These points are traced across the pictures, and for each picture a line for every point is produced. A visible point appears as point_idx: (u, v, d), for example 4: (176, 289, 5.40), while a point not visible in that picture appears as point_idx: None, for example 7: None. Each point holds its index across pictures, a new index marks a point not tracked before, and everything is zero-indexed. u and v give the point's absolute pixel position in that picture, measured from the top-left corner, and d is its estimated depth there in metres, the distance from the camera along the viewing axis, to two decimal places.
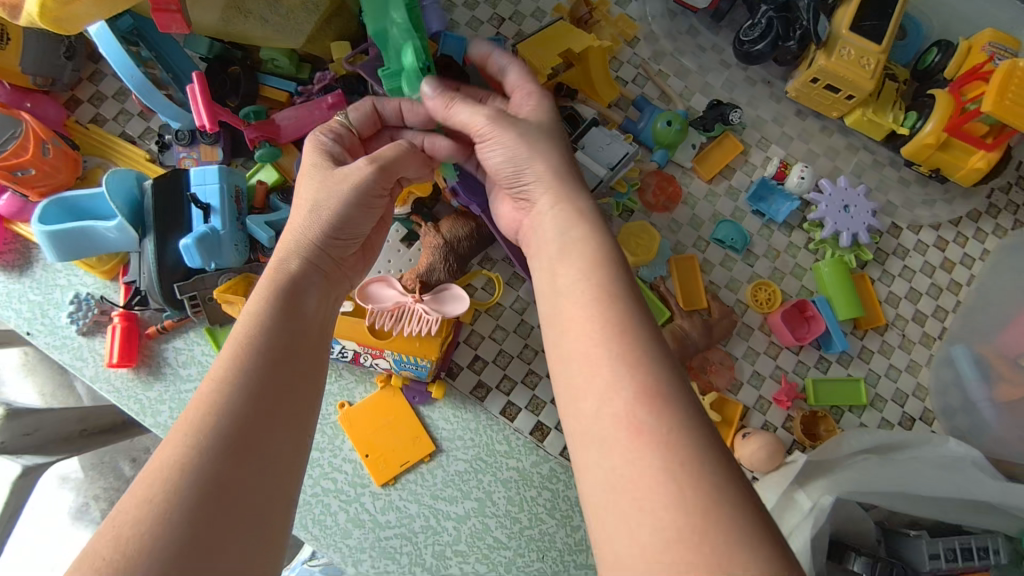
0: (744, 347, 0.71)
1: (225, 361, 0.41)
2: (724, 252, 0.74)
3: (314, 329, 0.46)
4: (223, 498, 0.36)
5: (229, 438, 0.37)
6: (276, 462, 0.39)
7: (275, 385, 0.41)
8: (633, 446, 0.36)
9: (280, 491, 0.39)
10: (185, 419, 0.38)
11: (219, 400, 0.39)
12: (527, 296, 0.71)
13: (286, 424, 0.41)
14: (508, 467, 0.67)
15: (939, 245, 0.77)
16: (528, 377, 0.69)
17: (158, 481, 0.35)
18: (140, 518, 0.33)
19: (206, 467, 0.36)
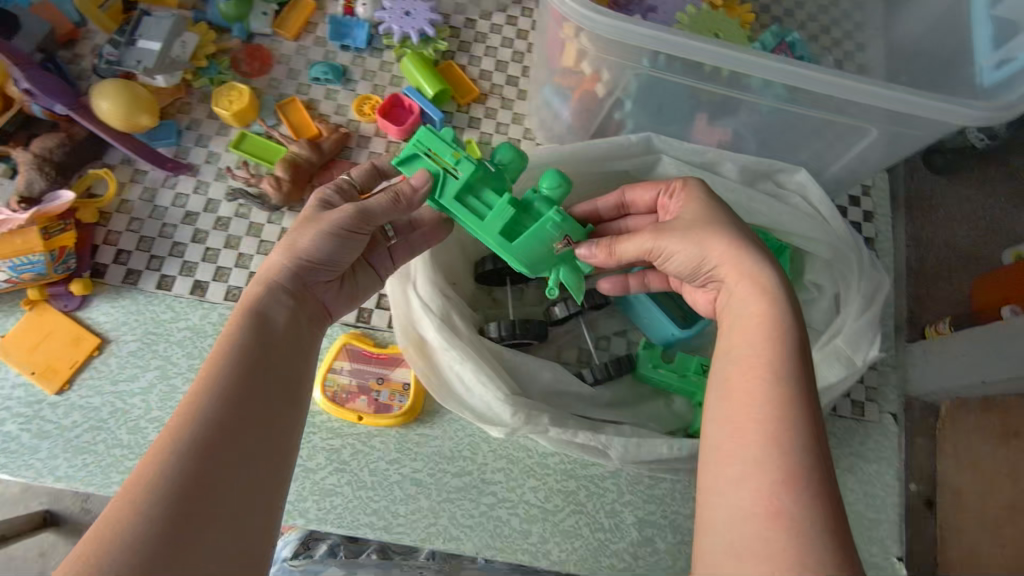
0: (366, 154, 0.79)
1: (209, 374, 0.46)
2: (325, 88, 0.81)
3: (280, 351, 0.51)
4: (198, 497, 0.40)
5: (200, 445, 0.42)
6: (240, 460, 0.43)
7: (250, 390, 0.47)
8: (766, 524, 0.39)
9: (251, 484, 0.43)
10: (178, 415, 0.43)
11: (196, 412, 0.43)
12: (153, 184, 0.75)
13: (259, 429, 0.46)
14: (179, 328, 0.71)
15: (510, 22, 0.87)
16: (175, 249, 0.73)
17: (155, 483, 0.39)
18: (122, 514, 0.38)
19: (190, 466, 0.41)
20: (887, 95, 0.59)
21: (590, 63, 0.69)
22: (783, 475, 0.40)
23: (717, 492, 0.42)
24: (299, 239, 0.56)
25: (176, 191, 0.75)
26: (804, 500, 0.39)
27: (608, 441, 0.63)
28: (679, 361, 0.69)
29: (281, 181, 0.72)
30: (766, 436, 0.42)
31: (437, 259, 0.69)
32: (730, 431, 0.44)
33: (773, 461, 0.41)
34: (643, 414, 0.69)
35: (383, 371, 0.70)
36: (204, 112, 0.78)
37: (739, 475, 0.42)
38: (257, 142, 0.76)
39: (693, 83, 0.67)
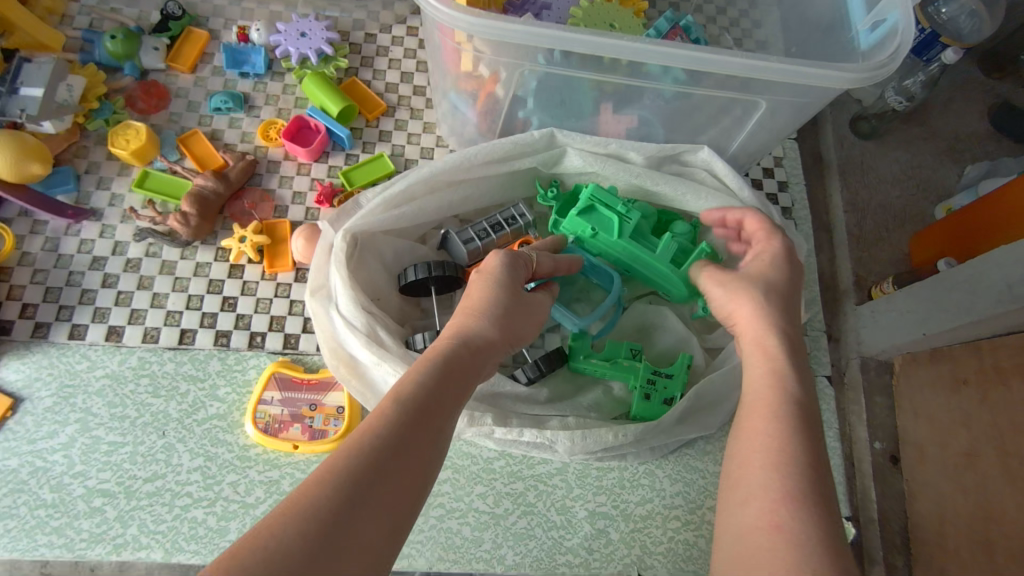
0: (277, 179, 0.78)
1: (404, 386, 0.46)
2: (227, 116, 0.81)
3: (456, 395, 0.48)
4: (340, 536, 0.36)
5: (359, 485, 0.38)
6: (381, 515, 0.38)
7: (422, 434, 0.43)
8: (766, 535, 0.40)
9: (376, 550, 0.37)
10: (388, 416, 0.43)
11: (377, 437, 0.41)
12: (55, 232, 0.73)
13: (418, 472, 0.42)
14: (97, 377, 0.68)
15: (410, 33, 0.87)
16: (85, 296, 0.71)
17: (296, 506, 0.36)
18: (278, 524, 0.35)
19: (332, 501, 0.37)
20: (769, 67, 0.59)
21: (487, 67, 0.67)
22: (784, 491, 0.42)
23: (729, 512, 0.43)
24: (474, 324, 0.54)
25: (81, 237, 0.73)
26: (802, 516, 0.40)
27: (554, 435, 0.63)
28: (609, 349, 0.71)
29: (189, 217, 0.71)
30: (769, 451, 0.45)
31: (358, 278, 0.69)
32: (740, 465, 0.46)
33: (773, 468, 0.44)
34: (583, 405, 0.69)
35: (314, 397, 0.68)
36: (103, 154, 0.77)
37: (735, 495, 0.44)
38: (161, 179, 0.75)
39: (591, 75, 0.67)
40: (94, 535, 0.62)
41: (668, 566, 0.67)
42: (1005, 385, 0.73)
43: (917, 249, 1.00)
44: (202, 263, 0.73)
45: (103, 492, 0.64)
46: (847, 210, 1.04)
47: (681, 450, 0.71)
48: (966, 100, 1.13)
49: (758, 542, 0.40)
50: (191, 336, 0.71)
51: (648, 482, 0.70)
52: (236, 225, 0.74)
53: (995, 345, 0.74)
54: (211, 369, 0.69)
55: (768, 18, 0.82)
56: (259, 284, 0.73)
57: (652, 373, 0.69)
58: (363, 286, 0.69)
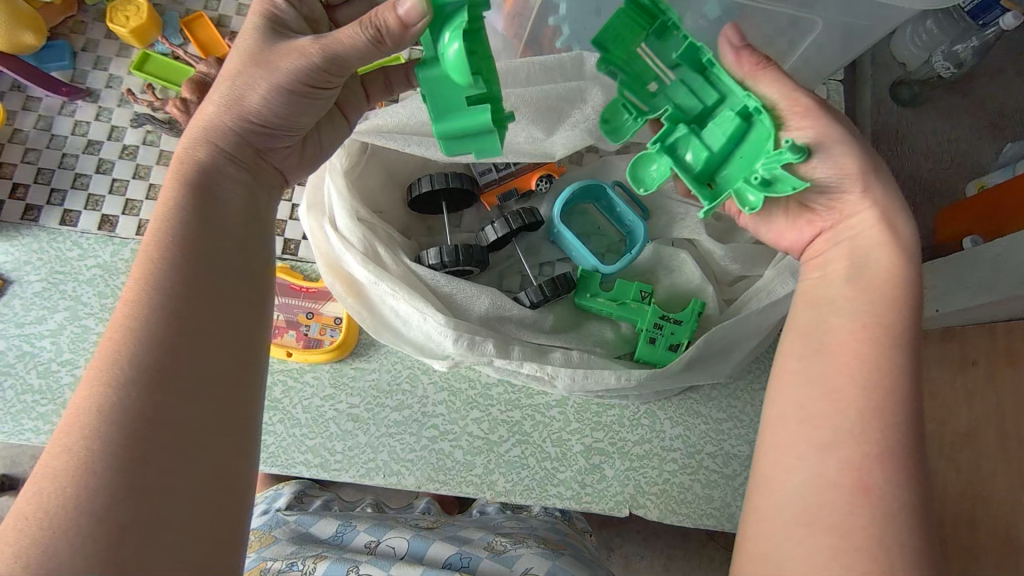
0: None
1: (164, 227, 0.39)
2: (236, 2, 0.75)
3: (229, 248, 0.41)
4: (154, 434, 0.33)
5: (147, 372, 0.34)
6: (191, 383, 0.35)
7: (207, 272, 0.39)
8: (847, 496, 0.36)
9: (213, 419, 0.36)
10: (120, 324, 0.35)
11: (145, 305, 0.36)
12: (49, 111, 0.69)
13: (200, 357, 0.36)
14: (88, 266, 0.65)
15: None
16: (78, 181, 0.67)
17: (74, 431, 0.32)
18: (60, 473, 0.31)
19: (131, 403, 0.33)
20: None
21: None
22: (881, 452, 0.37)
23: (795, 452, 0.39)
24: (244, 90, 0.43)
25: (75, 118, 0.69)
26: (897, 480, 0.36)
27: (555, 371, 0.59)
28: (618, 287, 0.65)
29: (189, 103, 0.67)
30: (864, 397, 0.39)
31: (358, 188, 0.63)
32: (822, 393, 0.40)
33: (865, 416, 0.38)
34: (587, 339, 0.65)
35: (313, 305, 0.65)
36: (102, 32, 0.72)
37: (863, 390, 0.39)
38: (163, 62, 0.71)
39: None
40: None
41: (662, 509, 0.65)
42: (1012, 366, 0.67)
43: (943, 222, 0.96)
44: None
45: None
46: None
47: (685, 394, 0.68)
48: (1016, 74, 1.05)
49: (829, 500, 0.36)
50: None
51: (648, 422, 0.67)
52: None
53: (1010, 326, 0.68)
54: None
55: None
56: None
57: (659, 317, 0.63)
58: (363, 199, 0.64)
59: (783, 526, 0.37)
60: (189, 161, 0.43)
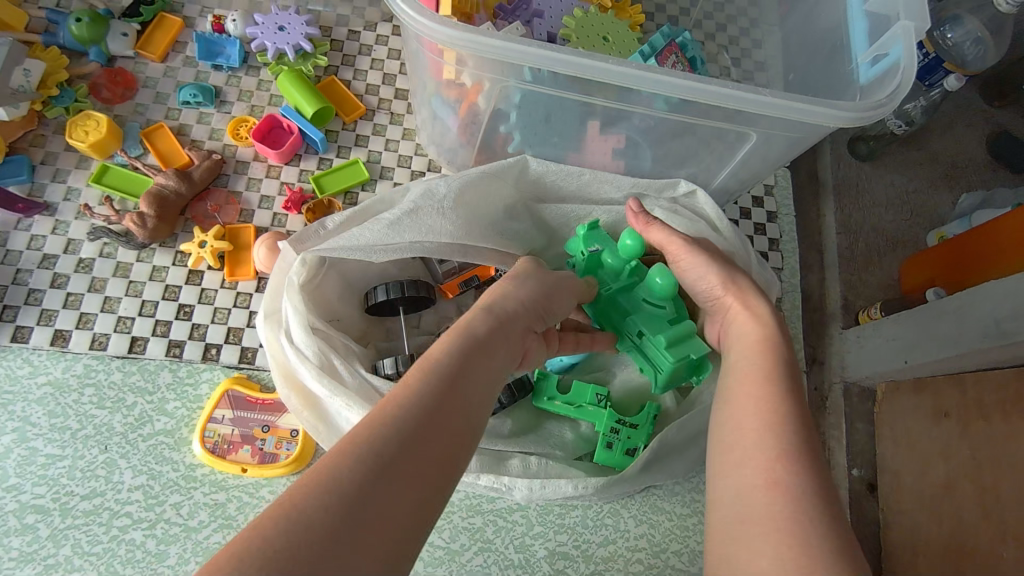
0: (245, 180, 0.74)
1: (444, 350, 0.44)
2: (197, 111, 0.77)
3: (485, 371, 0.45)
4: (384, 488, 0.34)
5: (406, 437, 0.37)
6: (420, 489, 0.36)
7: (460, 393, 0.42)
8: (764, 494, 0.38)
9: (425, 506, 0.36)
10: (404, 388, 0.41)
11: (422, 409, 0.39)
12: (4, 226, 0.69)
13: (444, 447, 0.39)
14: (38, 384, 0.64)
15: (396, 33, 0.85)
16: (31, 296, 0.67)
17: (333, 484, 0.33)
18: (306, 482, 0.33)
19: (377, 456, 0.35)
20: (771, 104, 0.57)
21: (470, 77, 0.65)
22: (778, 451, 0.40)
23: (723, 476, 0.41)
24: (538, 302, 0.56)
25: (31, 233, 0.69)
26: (799, 471, 0.39)
27: (511, 482, 0.58)
28: (575, 389, 0.65)
29: (146, 218, 0.67)
30: (759, 418, 0.44)
31: (314, 299, 0.63)
32: (733, 427, 0.44)
33: (761, 433, 0.42)
34: (547, 442, 0.65)
35: (269, 418, 0.63)
36: (61, 144, 0.73)
37: (753, 415, 0.44)
38: (121, 174, 0.72)
39: (577, 95, 0.65)
40: (24, 554, 0.59)
41: None
42: (986, 420, 0.69)
43: (909, 274, 0.93)
44: (159, 266, 0.69)
45: (37, 508, 0.60)
46: (838, 232, 0.98)
47: (648, 491, 0.68)
48: (968, 126, 1.05)
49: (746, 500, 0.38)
50: (142, 344, 0.67)
51: (612, 522, 0.66)
52: (196, 228, 0.70)
53: (979, 378, 0.70)
54: (160, 381, 0.65)
55: (770, 61, 0.85)
56: (218, 292, 0.69)
57: (615, 421, 0.63)
58: (319, 310, 0.64)
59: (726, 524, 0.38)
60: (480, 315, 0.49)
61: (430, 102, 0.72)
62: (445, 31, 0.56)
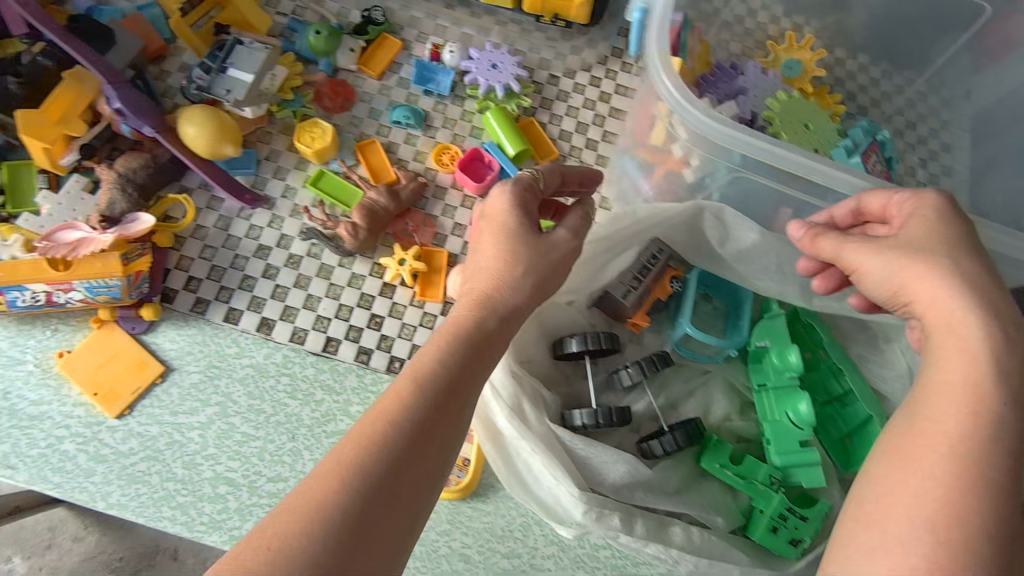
0: (441, 206, 0.78)
1: (433, 360, 0.48)
2: (405, 131, 0.82)
3: (467, 369, 0.49)
4: (356, 534, 0.38)
5: (390, 471, 0.41)
6: (399, 511, 0.41)
7: (450, 397, 0.46)
8: None
9: (406, 520, 0.41)
10: (393, 400, 0.44)
11: (387, 442, 0.42)
12: (229, 212, 0.75)
13: (429, 463, 0.43)
14: (242, 365, 0.70)
15: (593, 83, 0.87)
16: (245, 282, 0.73)
17: (308, 522, 0.37)
18: (305, 520, 0.37)
19: (351, 500, 0.39)
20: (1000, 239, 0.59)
21: (680, 149, 0.69)
22: (928, 560, 0.36)
23: (847, 555, 0.39)
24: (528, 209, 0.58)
25: (250, 222, 0.75)
26: None
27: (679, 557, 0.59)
28: (747, 464, 0.66)
29: (358, 229, 0.72)
30: (930, 489, 0.39)
31: (515, 345, 0.66)
32: (889, 496, 0.40)
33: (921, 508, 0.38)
34: (709, 505, 0.65)
35: None
36: (284, 144, 0.79)
37: (924, 491, 0.39)
38: (335, 182, 0.77)
39: (775, 184, 0.67)
40: (212, 522, 0.64)
41: None
42: None
43: None
44: (358, 274, 0.74)
45: (227, 481, 0.65)
46: None
47: None
48: None
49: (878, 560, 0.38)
50: (335, 345, 0.72)
51: None
52: (396, 246, 0.74)
53: None
54: (348, 383, 0.70)
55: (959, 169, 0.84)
56: (407, 308, 0.73)
57: (785, 508, 0.63)
58: (517, 357, 0.66)
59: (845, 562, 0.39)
60: (462, 330, 0.51)
61: (625, 159, 0.78)
62: (678, 92, 0.60)
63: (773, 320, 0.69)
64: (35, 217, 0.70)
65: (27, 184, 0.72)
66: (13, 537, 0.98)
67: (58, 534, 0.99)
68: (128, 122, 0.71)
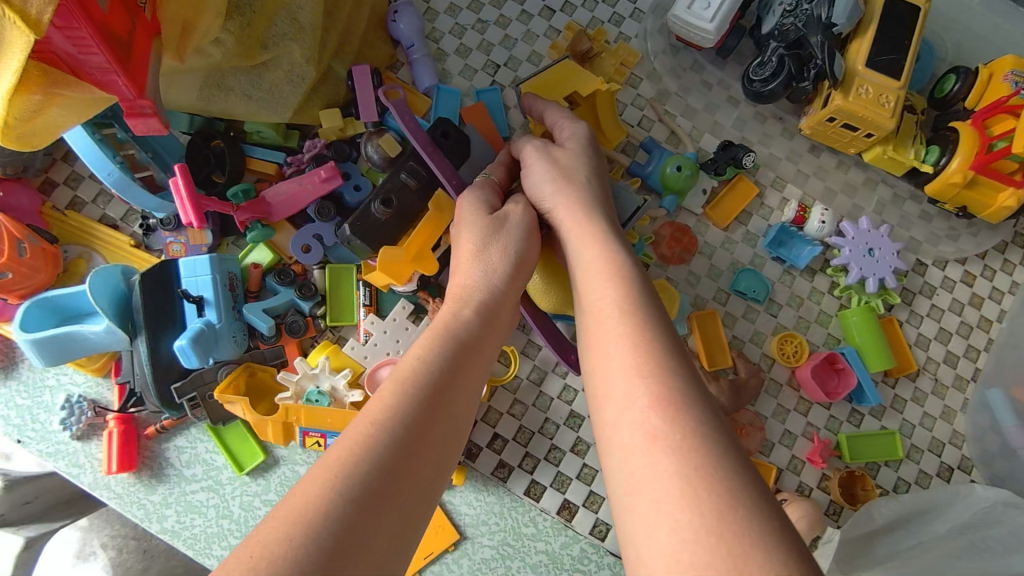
0: (773, 406, 0.68)
1: (410, 371, 0.40)
2: (745, 302, 0.70)
3: (467, 382, 0.42)
4: (351, 549, 0.31)
5: (383, 475, 0.34)
6: (413, 479, 0.35)
7: (437, 411, 0.39)
8: (677, 506, 0.31)
9: (405, 514, 0.34)
10: (377, 413, 0.37)
11: (370, 445, 0.35)
12: (544, 363, 0.67)
13: (422, 474, 0.36)
14: (537, 550, 0.63)
15: (966, 280, 0.73)
16: (552, 454, 0.65)
17: (294, 524, 0.31)
18: (291, 537, 0.30)
19: (350, 502, 0.32)
20: None
21: None
22: (656, 392, 0.35)
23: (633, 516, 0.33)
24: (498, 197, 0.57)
25: (565, 381, 0.67)
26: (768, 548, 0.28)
27: None
28: None
29: None
30: (663, 474, 0.32)
31: None
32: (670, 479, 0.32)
33: (640, 439, 0.34)
34: None
35: None
36: None
37: (617, 352, 0.38)
38: None
39: None
40: None
41: None
42: None
43: None
44: None
45: None
46: None
47: None
48: None
49: (663, 513, 0.31)
50: None
51: None
52: None
53: None
54: None
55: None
56: None
57: None
58: None
59: (641, 553, 0.31)
60: (446, 333, 0.44)
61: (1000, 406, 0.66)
62: None
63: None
64: (358, 342, 0.64)
65: (348, 294, 0.66)
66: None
67: None
68: None
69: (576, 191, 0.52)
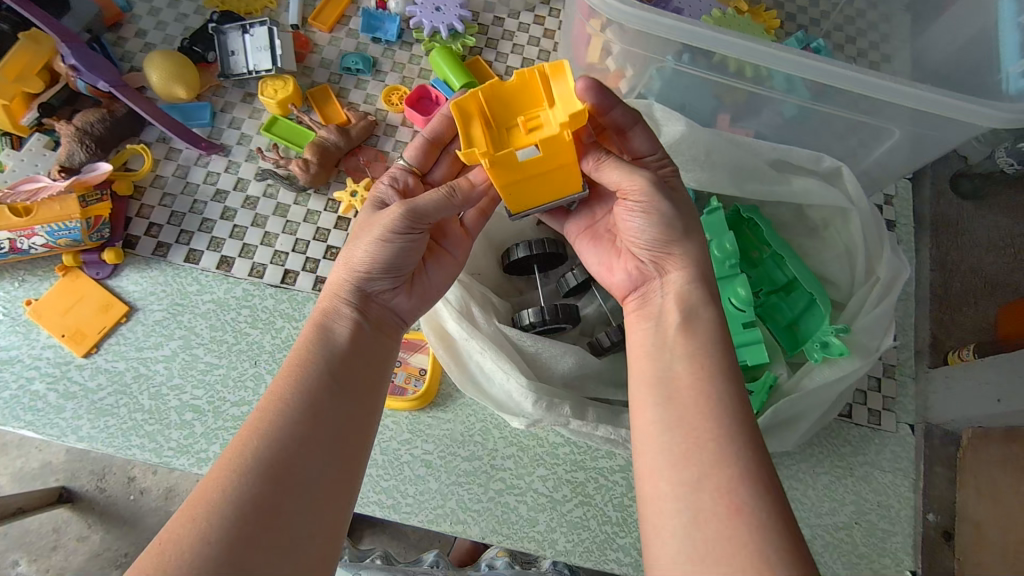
0: (393, 142, 0.81)
1: (293, 378, 0.50)
2: (356, 77, 0.84)
3: (349, 371, 0.53)
4: (257, 522, 0.42)
5: (272, 466, 0.45)
6: (311, 466, 0.46)
7: (321, 408, 0.49)
8: (727, 521, 0.40)
9: (315, 502, 0.45)
10: (262, 414, 0.47)
11: (262, 444, 0.45)
12: (186, 161, 0.78)
13: (322, 460, 0.47)
14: (204, 301, 0.72)
15: (537, 21, 0.90)
16: (204, 225, 0.75)
17: (197, 509, 0.42)
18: (199, 517, 0.41)
19: (251, 486, 0.43)
20: (895, 88, 0.60)
21: (614, 61, 0.73)
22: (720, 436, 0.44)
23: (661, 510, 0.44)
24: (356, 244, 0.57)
25: (208, 169, 0.78)
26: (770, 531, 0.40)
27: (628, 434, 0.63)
28: None
29: (310, 164, 0.74)
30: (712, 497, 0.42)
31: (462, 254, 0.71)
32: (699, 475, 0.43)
33: (662, 465, 0.45)
34: None
35: (402, 355, 0.73)
36: (238, 96, 0.81)
37: (703, 416, 0.46)
38: (290, 127, 0.79)
39: (720, 78, 0.70)
40: (180, 446, 0.66)
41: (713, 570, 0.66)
42: None
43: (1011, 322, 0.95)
44: (313, 210, 0.77)
45: (193, 408, 0.68)
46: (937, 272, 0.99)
47: None
48: None
49: (706, 519, 0.41)
50: (293, 276, 0.74)
51: None
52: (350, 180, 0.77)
53: None
54: (306, 311, 0.73)
55: (899, 54, 0.86)
56: None
57: None
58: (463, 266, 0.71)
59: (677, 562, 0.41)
60: (326, 332, 0.54)
61: None
62: None
63: (714, 214, 0.71)
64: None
65: None
66: (20, 540, 1.09)
67: (64, 534, 1.09)
68: (85, 77, 0.73)
69: (676, 256, 0.56)
